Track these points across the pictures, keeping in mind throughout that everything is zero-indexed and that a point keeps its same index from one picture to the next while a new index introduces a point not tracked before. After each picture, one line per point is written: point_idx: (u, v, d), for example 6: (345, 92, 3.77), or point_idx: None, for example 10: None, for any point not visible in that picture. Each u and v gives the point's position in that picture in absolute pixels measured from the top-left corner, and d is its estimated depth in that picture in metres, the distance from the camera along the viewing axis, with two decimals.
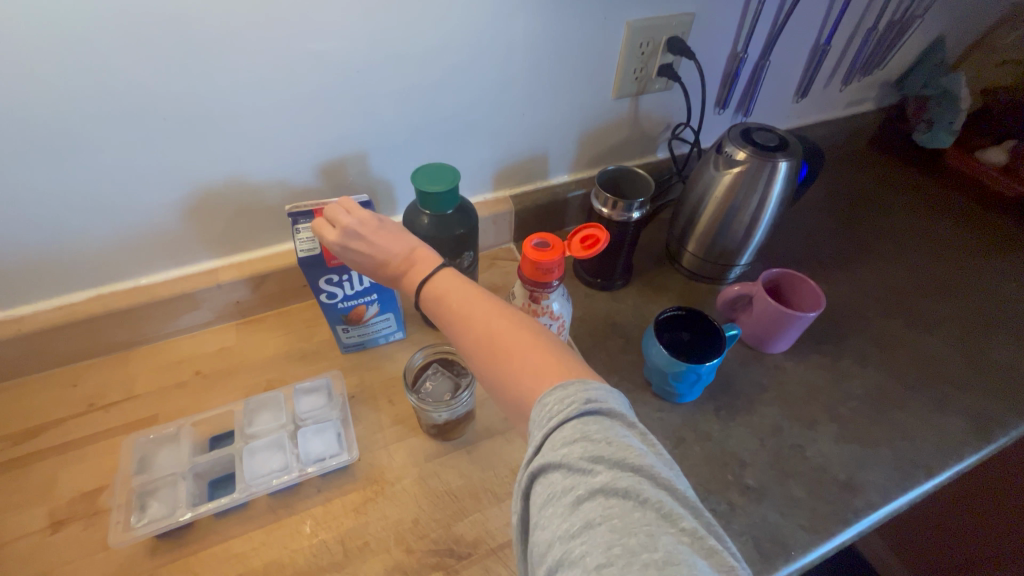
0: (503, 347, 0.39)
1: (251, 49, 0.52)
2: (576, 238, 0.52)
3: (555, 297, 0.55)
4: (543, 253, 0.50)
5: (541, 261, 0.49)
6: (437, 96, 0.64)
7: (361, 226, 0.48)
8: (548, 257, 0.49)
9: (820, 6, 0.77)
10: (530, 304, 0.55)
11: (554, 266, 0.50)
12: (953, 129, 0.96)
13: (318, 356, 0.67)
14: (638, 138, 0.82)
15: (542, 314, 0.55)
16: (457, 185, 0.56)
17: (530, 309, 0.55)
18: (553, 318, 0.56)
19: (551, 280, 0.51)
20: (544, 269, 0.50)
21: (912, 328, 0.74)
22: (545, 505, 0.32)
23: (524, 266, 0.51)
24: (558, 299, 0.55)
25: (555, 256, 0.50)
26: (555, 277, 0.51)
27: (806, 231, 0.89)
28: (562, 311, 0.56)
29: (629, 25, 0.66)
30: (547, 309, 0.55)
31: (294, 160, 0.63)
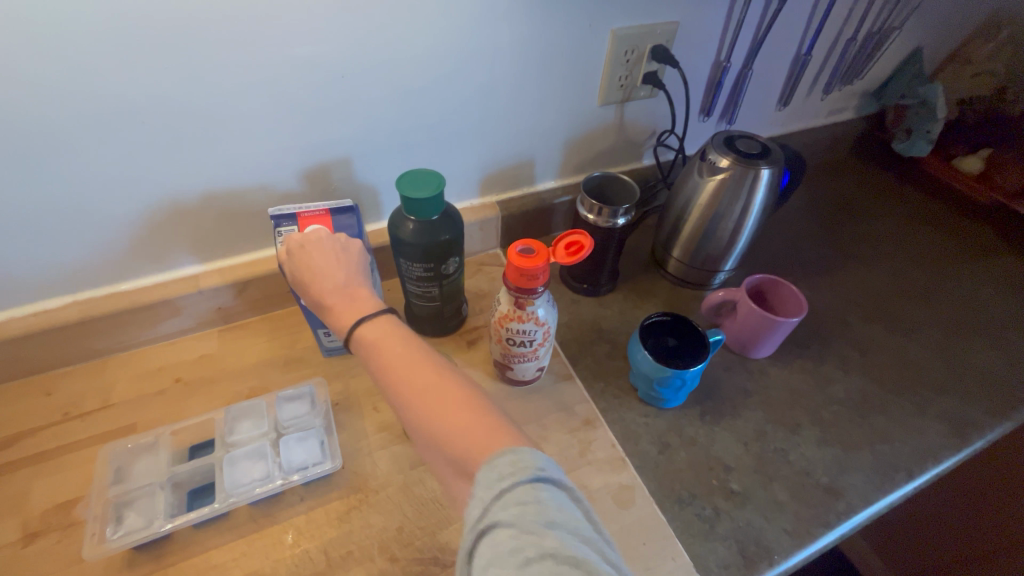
0: (433, 406, 0.40)
1: (233, 52, 0.52)
2: (561, 243, 0.52)
3: (540, 302, 0.55)
4: (528, 259, 0.50)
5: (527, 268, 0.49)
6: (423, 101, 0.64)
7: (319, 238, 0.51)
8: (532, 263, 0.49)
9: (800, 17, 0.79)
10: (516, 309, 0.55)
11: (539, 272, 0.50)
12: (930, 138, 0.98)
13: (303, 363, 0.67)
14: (623, 145, 0.83)
15: (528, 319, 0.55)
16: (442, 191, 0.56)
17: (516, 314, 0.55)
18: (539, 324, 0.55)
19: (536, 286, 0.51)
20: (529, 275, 0.50)
21: (892, 333, 0.76)
22: (489, 564, 0.31)
23: (509, 273, 0.51)
24: (544, 304, 0.55)
25: (540, 262, 0.50)
26: (540, 283, 0.51)
27: (789, 237, 0.91)
28: (548, 317, 0.56)
29: (614, 33, 0.67)
30: (533, 314, 0.55)
31: (278, 164, 0.62)
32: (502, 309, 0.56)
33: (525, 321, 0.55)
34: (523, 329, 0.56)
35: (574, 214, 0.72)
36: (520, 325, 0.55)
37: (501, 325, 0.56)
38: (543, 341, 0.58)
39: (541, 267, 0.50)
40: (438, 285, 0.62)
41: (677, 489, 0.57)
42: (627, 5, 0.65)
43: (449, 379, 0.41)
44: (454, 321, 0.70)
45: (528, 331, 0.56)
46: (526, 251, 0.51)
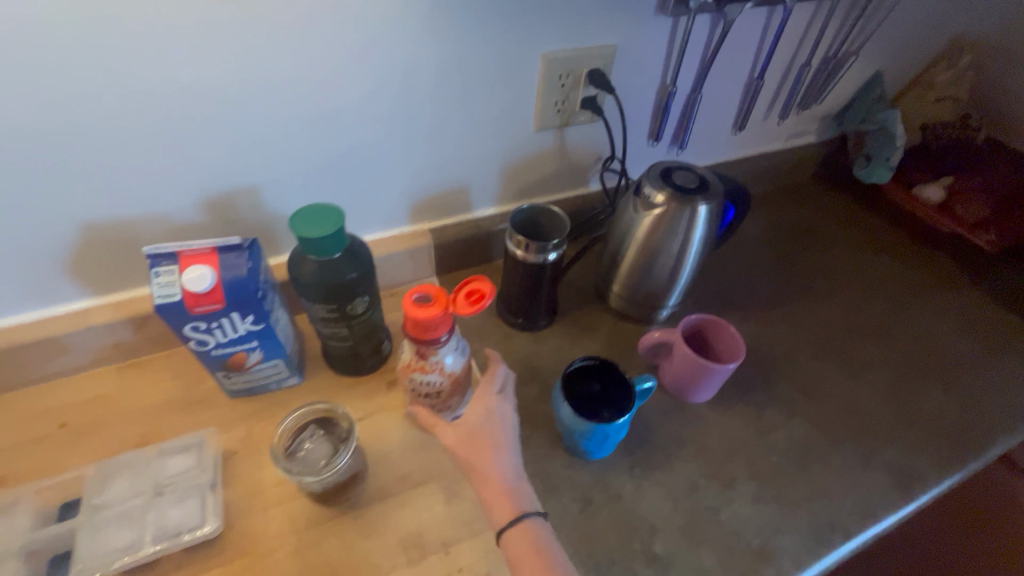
0: None
1: (114, 75, 0.48)
2: (463, 290, 0.50)
3: (446, 352, 0.52)
4: (424, 313, 0.47)
5: (424, 320, 0.47)
6: (337, 125, 0.60)
7: (501, 416, 0.53)
8: (429, 316, 0.47)
9: (749, 42, 0.75)
10: (419, 359, 0.53)
11: (437, 323, 0.47)
12: (890, 165, 0.93)
13: (204, 406, 0.62)
14: (567, 170, 0.78)
15: (431, 370, 0.53)
16: (343, 228, 0.52)
17: (419, 365, 0.53)
18: (445, 374, 0.54)
19: (437, 336, 0.49)
20: (427, 327, 0.47)
21: (842, 374, 0.72)
22: None
23: (408, 326, 0.48)
24: (450, 353, 0.53)
25: (439, 313, 0.47)
26: (442, 332, 0.48)
27: (743, 266, 0.86)
28: (455, 365, 0.54)
29: (544, 56, 0.63)
30: (436, 364, 0.53)
31: (175, 193, 0.57)
32: (406, 358, 0.54)
33: (431, 372, 0.53)
34: (428, 379, 0.54)
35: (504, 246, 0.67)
36: (425, 375, 0.53)
37: (405, 373, 0.55)
38: (451, 389, 0.56)
39: (439, 318, 0.47)
40: (347, 326, 0.58)
41: (595, 552, 0.53)
42: (561, 27, 0.62)
43: None
44: (374, 360, 0.65)
45: (434, 380, 0.54)
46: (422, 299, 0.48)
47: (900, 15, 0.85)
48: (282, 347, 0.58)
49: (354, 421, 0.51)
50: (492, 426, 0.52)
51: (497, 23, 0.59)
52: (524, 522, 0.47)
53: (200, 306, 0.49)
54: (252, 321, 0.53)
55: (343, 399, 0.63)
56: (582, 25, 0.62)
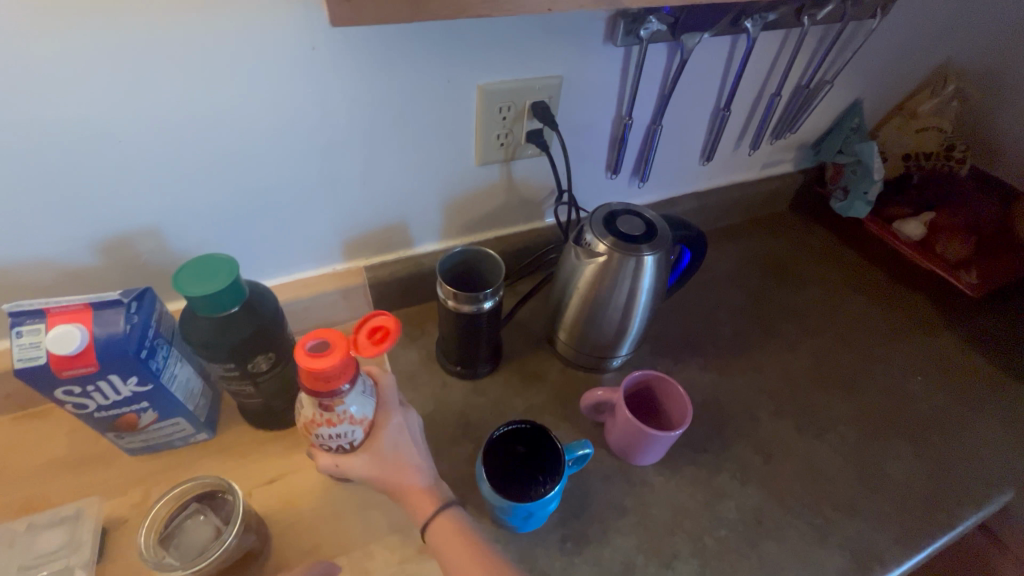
0: None
1: None
2: (364, 329, 0.46)
3: (351, 400, 0.46)
4: (324, 360, 0.42)
5: (323, 370, 0.42)
6: (251, 165, 0.55)
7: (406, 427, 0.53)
8: (329, 365, 0.42)
9: (713, 71, 0.70)
10: (322, 414, 0.46)
11: (338, 370, 0.42)
12: (869, 200, 0.88)
13: (101, 463, 0.56)
14: (517, 205, 0.73)
15: (341, 422, 0.46)
16: (236, 279, 0.47)
17: (322, 419, 0.46)
18: (357, 422, 0.48)
19: (340, 385, 0.43)
20: (327, 378, 0.42)
21: (802, 433, 0.67)
22: None
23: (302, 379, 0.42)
24: (355, 401, 0.47)
25: (339, 358, 0.42)
26: (344, 380, 0.43)
27: (706, 307, 0.81)
28: (364, 410, 0.48)
29: (481, 88, 0.58)
30: (345, 415, 0.46)
31: (67, 237, 0.52)
32: (304, 415, 0.46)
33: (341, 423, 0.46)
34: (339, 432, 0.47)
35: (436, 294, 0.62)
36: (334, 429, 0.47)
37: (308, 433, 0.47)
38: (366, 437, 0.50)
39: (339, 364, 0.42)
40: (253, 383, 0.53)
41: None
42: (496, 59, 0.56)
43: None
44: (292, 414, 0.60)
45: (346, 432, 0.48)
46: (317, 345, 0.43)
47: (877, 43, 0.79)
48: (181, 406, 0.53)
49: (235, 491, 0.45)
50: (398, 440, 0.51)
51: (424, 58, 0.53)
52: (445, 513, 0.50)
53: (70, 369, 0.44)
54: (138, 382, 0.48)
55: (255, 458, 0.58)
56: (521, 56, 0.57)
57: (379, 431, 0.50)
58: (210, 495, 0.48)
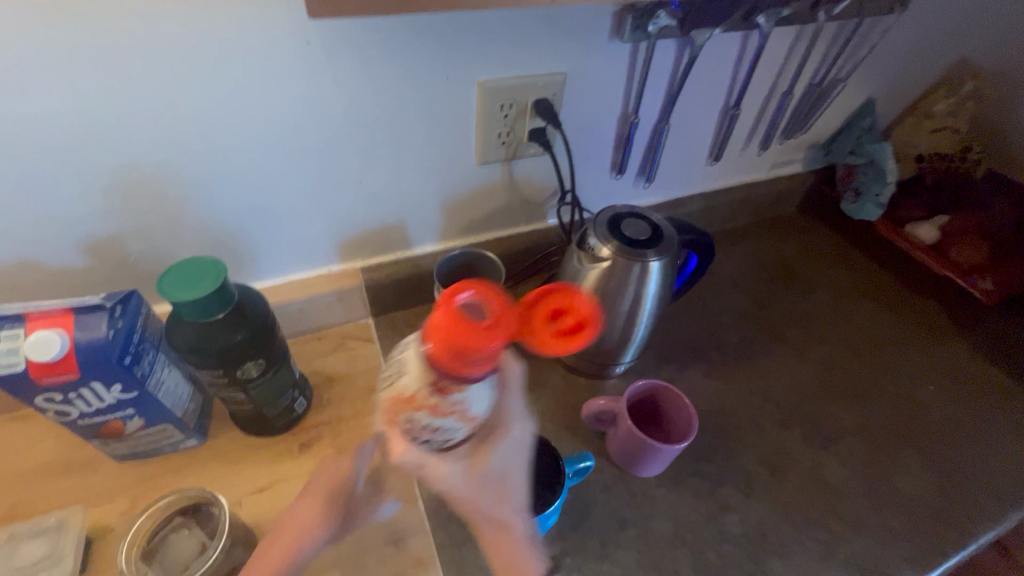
0: None
1: None
2: (547, 314, 0.43)
3: (474, 395, 0.37)
4: (481, 333, 0.34)
5: (481, 351, 0.33)
6: (242, 165, 0.53)
7: (520, 447, 0.42)
8: (483, 341, 0.33)
9: (722, 68, 0.68)
10: (428, 393, 0.37)
11: (489, 353, 0.34)
12: (880, 202, 0.85)
13: (87, 469, 0.55)
14: (518, 205, 0.71)
15: (447, 414, 0.37)
16: (223, 284, 0.45)
17: (430, 403, 0.37)
18: (464, 419, 0.38)
19: (474, 372, 0.35)
20: (476, 359, 0.34)
21: (809, 445, 0.65)
22: None
23: (443, 350, 0.34)
24: (478, 395, 0.37)
25: (498, 341, 0.34)
26: (484, 368, 0.35)
27: (712, 311, 0.79)
28: (480, 407, 0.38)
29: (481, 85, 0.56)
30: (456, 406, 0.37)
31: (49, 237, 0.51)
32: (412, 389, 0.37)
33: (446, 416, 0.37)
34: (439, 427, 0.37)
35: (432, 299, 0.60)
36: (433, 419, 0.37)
37: (399, 410, 0.38)
38: (469, 439, 0.40)
39: (498, 349, 0.34)
40: (243, 390, 0.51)
41: None
42: (496, 54, 0.54)
43: None
44: (284, 420, 0.58)
45: (446, 428, 0.38)
46: (473, 310, 0.35)
47: (893, 40, 0.77)
48: (168, 412, 0.51)
49: (219, 501, 0.46)
50: (506, 462, 0.42)
51: (421, 54, 0.51)
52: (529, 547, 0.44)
53: (51, 376, 0.43)
54: (122, 390, 0.46)
55: (246, 465, 0.57)
56: (524, 52, 0.55)
57: (488, 443, 0.41)
58: (193, 507, 0.48)
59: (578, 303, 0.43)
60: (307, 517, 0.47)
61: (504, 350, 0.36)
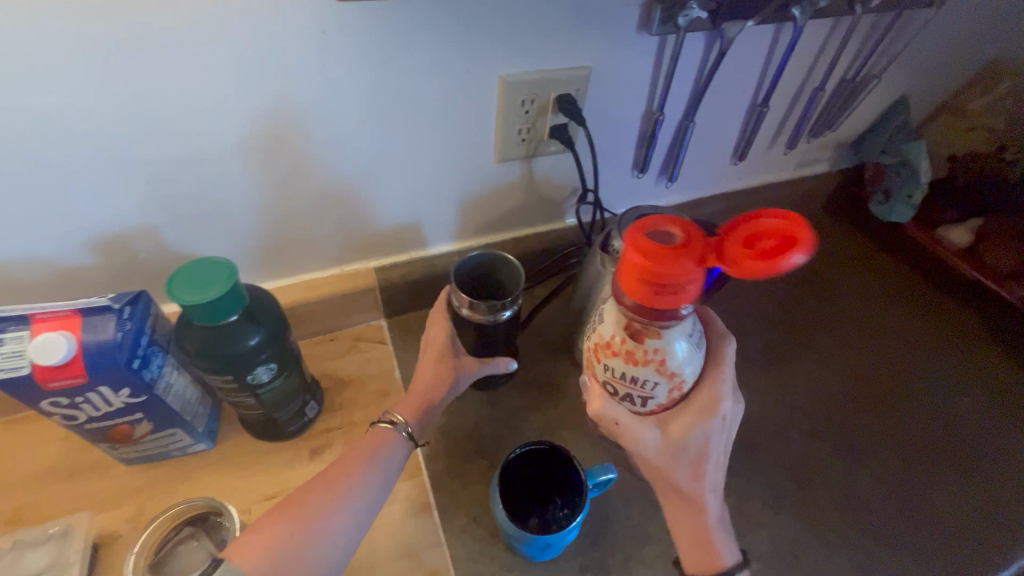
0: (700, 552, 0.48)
1: None
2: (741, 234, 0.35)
3: (676, 342, 0.41)
4: (674, 255, 0.36)
5: (670, 279, 0.36)
6: (253, 160, 0.51)
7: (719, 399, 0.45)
8: (679, 261, 0.36)
9: (751, 63, 0.65)
10: (627, 342, 0.42)
11: (685, 275, 0.36)
12: (911, 203, 0.80)
13: (95, 472, 0.54)
14: (536, 204, 0.69)
15: (648, 364, 0.42)
16: (236, 287, 0.43)
17: (635, 352, 0.42)
18: (666, 375, 0.42)
19: (679, 297, 0.38)
20: (669, 288, 0.37)
21: (839, 457, 0.62)
22: None
23: (637, 283, 0.38)
24: (679, 342, 0.42)
25: (686, 265, 0.36)
26: (686, 290, 0.37)
27: (734, 315, 0.76)
28: (683, 367, 0.43)
29: (502, 79, 0.53)
30: (658, 353, 0.41)
31: (52, 235, 0.49)
32: (612, 335, 0.43)
33: (647, 365, 0.42)
34: (643, 378, 0.43)
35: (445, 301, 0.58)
36: (638, 369, 0.42)
37: (601, 354, 0.44)
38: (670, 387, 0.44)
39: (686, 273, 0.36)
40: (253, 395, 0.50)
41: None
42: (518, 47, 0.52)
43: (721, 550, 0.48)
44: (295, 425, 0.57)
45: (649, 382, 0.43)
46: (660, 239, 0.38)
47: (933, 34, 0.72)
48: (178, 416, 0.50)
49: (228, 511, 0.46)
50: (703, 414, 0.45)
51: (438, 46, 0.49)
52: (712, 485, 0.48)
53: (56, 380, 0.41)
54: (130, 394, 0.45)
55: (258, 471, 0.55)
56: (547, 45, 0.53)
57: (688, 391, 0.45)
58: (202, 518, 0.48)
59: (766, 220, 0.35)
60: (429, 365, 0.54)
61: (702, 272, 0.38)
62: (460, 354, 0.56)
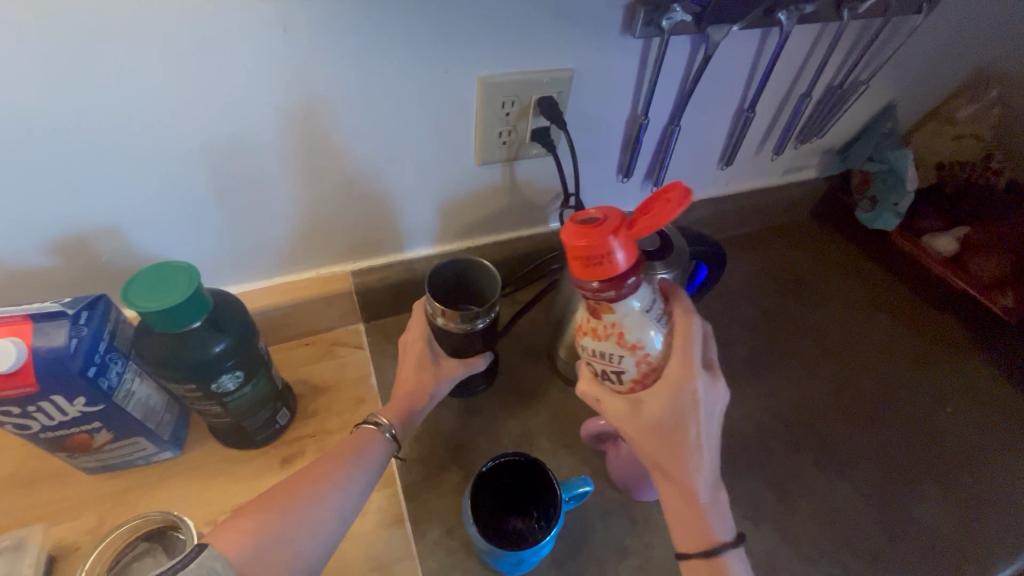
0: (688, 527, 0.44)
1: None
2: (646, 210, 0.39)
3: (628, 312, 0.40)
4: (592, 228, 0.37)
5: (589, 248, 0.37)
6: (221, 161, 0.49)
7: (687, 362, 0.42)
8: (597, 233, 0.37)
9: (738, 69, 0.64)
10: (590, 320, 0.43)
11: (608, 244, 0.37)
12: (897, 212, 0.81)
13: (55, 482, 0.52)
14: (519, 208, 0.67)
15: (607, 338, 0.41)
16: (198, 291, 0.42)
17: (596, 327, 0.42)
18: (628, 348, 0.41)
19: (613, 270, 0.37)
20: (594, 260, 0.37)
21: (821, 468, 0.62)
22: None
23: (569, 261, 0.39)
24: (636, 313, 0.40)
25: (604, 233, 0.37)
26: (618, 261, 0.37)
27: (719, 323, 0.75)
28: (644, 338, 0.41)
29: (482, 81, 0.52)
30: (614, 328, 0.41)
31: (9, 236, 0.47)
32: (579, 319, 0.44)
33: (608, 339, 0.41)
34: (607, 353, 0.42)
35: (421, 308, 0.56)
36: (599, 344, 0.42)
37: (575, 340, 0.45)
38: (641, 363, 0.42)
39: (606, 239, 0.37)
40: (219, 403, 0.48)
41: None
42: (498, 48, 0.50)
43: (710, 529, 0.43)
44: (266, 433, 0.55)
45: (614, 356, 0.42)
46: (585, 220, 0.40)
47: (922, 41, 0.72)
48: (140, 425, 0.48)
49: (187, 523, 0.45)
50: (678, 380, 0.42)
51: (416, 47, 0.47)
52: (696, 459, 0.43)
53: (6, 389, 0.40)
54: (87, 403, 0.43)
55: (224, 481, 0.54)
56: (528, 47, 0.51)
57: (658, 363, 0.42)
58: (159, 532, 0.47)
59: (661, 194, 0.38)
60: (409, 370, 0.54)
61: (628, 243, 0.38)
62: (439, 358, 0.56)
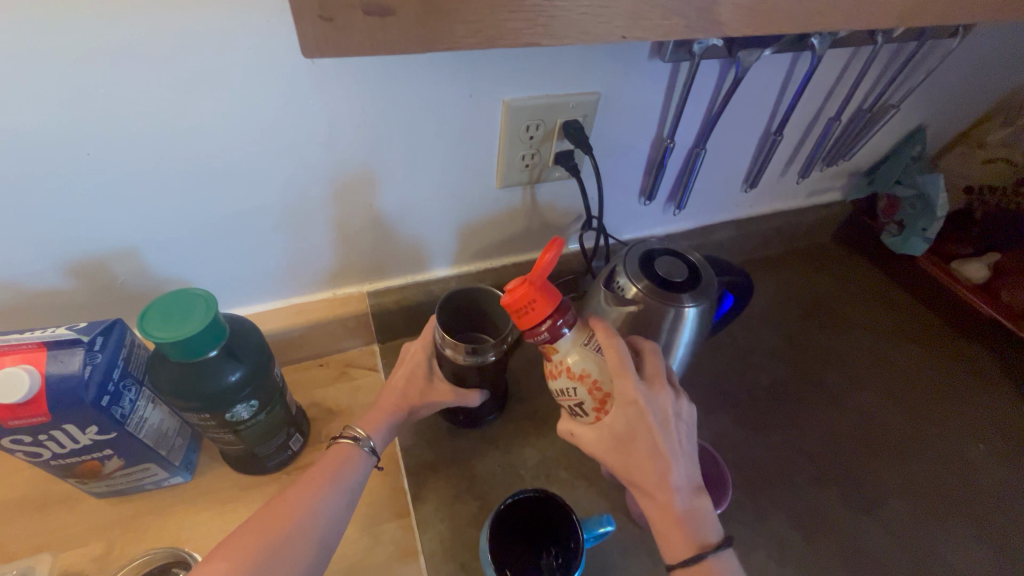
0: (668, 535, 0.41)
1: None
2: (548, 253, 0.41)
3: (565, 346, 0.42)
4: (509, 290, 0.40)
5: (513, 303, 0.40)
6: (243, 183, 0.48)
7: (616, 372, 0.41)
8: (513, 293, 0.40)
9: (765, 92, 0.62)
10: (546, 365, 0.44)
11: (525, 300, 0.39)
12: (926, 239, 0.78)
13: (65, 506, 0.51)
14: (538, 230, 0.66)
15: (560, 375, 0.43)
16: (215, 307, 0.41)
17: (551, 368, 0.44)
18: (576, 379, 0.42)
19: (541, 318, 0.40)
20: (522, 309, 0.39)
21: (850, 507, 0.59)
22: None
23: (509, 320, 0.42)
24: (575, 347, 0.42)
25: (518, 292, 0.40)
26: (541, 310, 0.40)
27: (741, 350, 0.73)
28: (585, 365, 0.42)
29: (506, 104, 0.51)
30: (562, 364, 0.42)
31: (27, 258, 0.46)
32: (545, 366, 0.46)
33: (561, 377, 0.43)
34: (566, 389, 0.43)
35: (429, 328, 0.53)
36: (557, 383, 0.43)
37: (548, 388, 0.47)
38: (591, 388, 0.42)
39: (521, 297, 0.39)
40: (233, 431, 0.47)
41: None
42: (526, 72, 0.49)
43: (688, 531, 0.41)
44: (278, 459, 0.54)
45: (570, 391, 0.43)
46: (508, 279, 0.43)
47: (955, 65, 0.70)
48: (151, 451, 0.47)
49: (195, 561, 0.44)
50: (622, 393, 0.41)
51: (440, 69, 0.46)
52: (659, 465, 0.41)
53: (17, 418, 0.38)
54: (99, 431, 0.42)
55: (236, 508, 0.52)
56: (555, 71, 0.50)
57: (605, 384, 0.42)
58: (167, 568, 0.46)
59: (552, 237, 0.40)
60: (398, 382, 0.51)
61: (549, 288, 0.41)
62: (435, 377, 0.53)
